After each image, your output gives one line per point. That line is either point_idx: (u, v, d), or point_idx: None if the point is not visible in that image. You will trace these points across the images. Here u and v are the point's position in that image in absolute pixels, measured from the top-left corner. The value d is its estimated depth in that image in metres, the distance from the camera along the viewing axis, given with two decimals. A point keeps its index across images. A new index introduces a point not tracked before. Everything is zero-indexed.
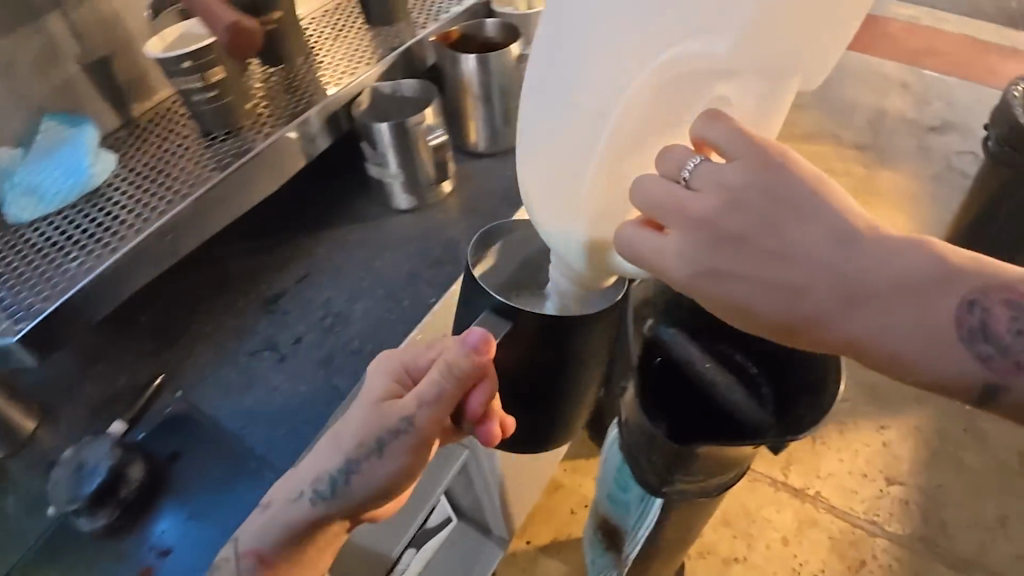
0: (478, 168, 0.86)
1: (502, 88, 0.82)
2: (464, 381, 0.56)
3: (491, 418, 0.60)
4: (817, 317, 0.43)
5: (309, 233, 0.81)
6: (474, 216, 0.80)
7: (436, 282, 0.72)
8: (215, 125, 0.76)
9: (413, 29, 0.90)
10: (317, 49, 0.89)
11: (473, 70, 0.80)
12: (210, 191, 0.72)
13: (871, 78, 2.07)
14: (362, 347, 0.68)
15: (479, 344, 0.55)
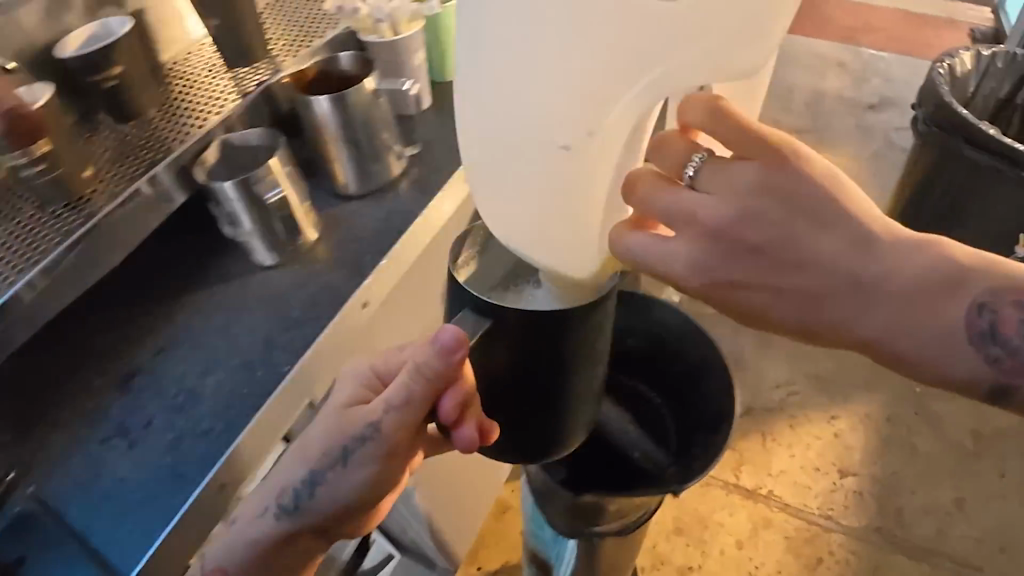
0: (350, 211, 0.81)
1: (363, 125, 0.77)
2: (432, 380, 0.60)
3: (470, 420, 0.63)
4: (841, 321, 0.51)
5: (172, 298, 0.76)
6: (341, 267, 0.76)
7: (291, 348, 0.69)
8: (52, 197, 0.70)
9: (270, 70, 0.85)
10: (171, 99, 0.84)
11: (327, 110, 0.75)
12: (45, 273, 0.66)
13: (806, 60, 2.04)
14: (212, 428, 0.66)
15: (450, 341, 0.56)
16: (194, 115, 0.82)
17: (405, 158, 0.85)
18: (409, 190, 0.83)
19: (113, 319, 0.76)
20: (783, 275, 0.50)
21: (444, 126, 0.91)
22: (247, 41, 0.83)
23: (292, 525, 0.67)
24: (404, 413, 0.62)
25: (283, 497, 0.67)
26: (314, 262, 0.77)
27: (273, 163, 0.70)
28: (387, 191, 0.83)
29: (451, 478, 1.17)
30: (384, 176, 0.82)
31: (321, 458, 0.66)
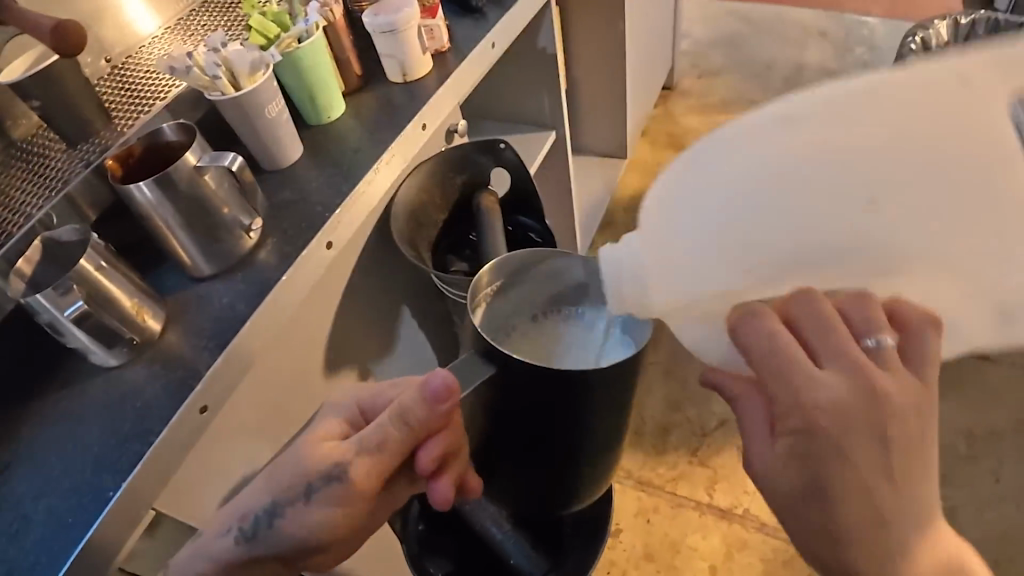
0: (200, 294, 0.73)
1: (197, 206, 0.70)
2: (420, 428, 0.56)
3: (453, 471, 0.62)
4: (862, 536, 0.45)
5: (17, 406, 0.69)
6: (177, 366, 0.68)
7: (121, 467, 0.62)
8: None
9: (113, 140, 0.77)
10: (10, 185, 0.77)
11: (146, 196, 0.68)
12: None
13: (775, 40, 2.06)
14: (39, 561, 0.58)
15: (446, 385, 0.54)
16: (29, 197, 0.75)
17: (259, 229, 0.75)
18: (270, 258, 0.74)
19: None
20: (866, 440, 0.45)
21: (316, 177, 0.81)
22: (77, 114, 0.76)
23: (252, 556, 0.59)
24: (386, 459, 0.57)
25: (245, 522, 0.59)
26: (159, 356, 0.69)
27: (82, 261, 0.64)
28: (246, 263, 0.74)
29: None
30: (237, 251, 0.73)
31: (291, 491, 0.58)
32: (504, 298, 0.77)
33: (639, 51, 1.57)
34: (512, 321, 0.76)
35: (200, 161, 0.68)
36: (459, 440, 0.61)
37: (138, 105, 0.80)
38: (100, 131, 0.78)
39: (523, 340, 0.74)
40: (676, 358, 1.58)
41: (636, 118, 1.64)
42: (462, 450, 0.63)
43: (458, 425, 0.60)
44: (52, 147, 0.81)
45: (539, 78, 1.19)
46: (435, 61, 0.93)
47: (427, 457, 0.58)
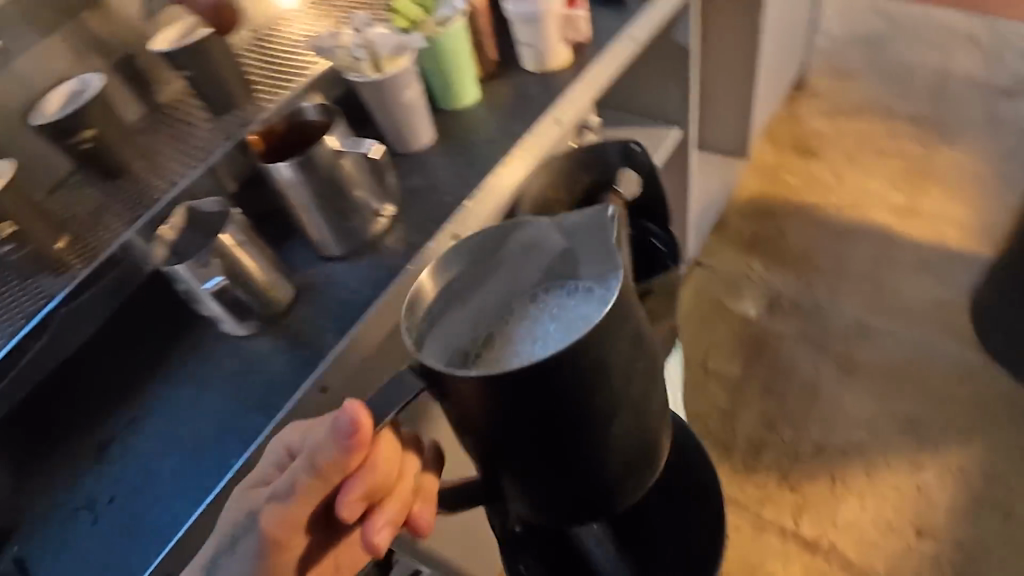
0: (328, 274, 0.73)
1: (331, 188, 0.69)
2: (328, 471, 0.45)
3: (392, 509, 0.48)
4: None
5: (153, 362, 0.72)
6: (302, 343, 0.68)
7: (246, 436, 0.64)
8: (41, 269, 0.73)
9: (255, 113, 0.78)
10: (158, 151, 0.80)
11: (288, 174, 0.67)
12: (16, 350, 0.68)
13: (926, 44, 1.90)
14: (164, 517, 0.61)
15: (350, 427, 0.43)
16: (175, 165, 0.77)
17: (389, 215, 0.75)
18: (395, 245, 0.73)
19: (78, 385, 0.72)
20: None
21: (444, 165, 0.80)
22: (222, 86, 0.78)
23: None
24: (302, 511, 0.47)
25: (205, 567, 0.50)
26: (286, 332, 0.70)
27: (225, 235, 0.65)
28: (372, 248, 0.73)
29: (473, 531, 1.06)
30: (365, 235, 0.73)
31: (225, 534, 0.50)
32: (471, 297, 0.55)
33: (773, 49, 1.48)
34: (476, 319, 0.55)
35: (338, 146, 0.67)
36: (392, 479, 0.48)
37: (280, 80, 0.81)
38: (244, 103, 0.79)
39: (497, 345, 0.52)
40: (776, 372, 1.43)
41: (761, 119, 1.57)
42: (404, 483, 0.49)
43: (393, 459, 0.47)
44: (193, 114, 0.82)
45: (671, 75, 1.13)
46: (573, 53, 0.90)
47: (347, 506, 0.46)
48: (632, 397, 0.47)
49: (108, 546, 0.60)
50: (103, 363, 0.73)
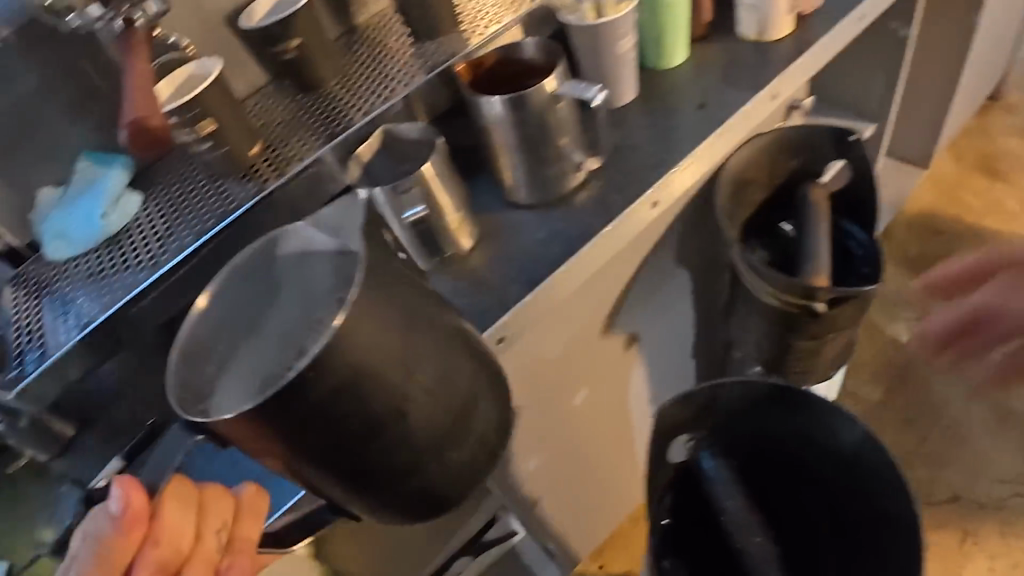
0: (514, 221, 0.69)
1: (538, 135, 0.64)
2: (108, 555, 0.43)
3: (195, 571, 0.45)
4: None
5: None
6: (481, 290, 0.64)
7: None
8: (228, 173, 0.70)
9: (460, 43, 0.74)
10: (355, 69, 0.77)
11: (498, 111, 0.63)
12: (197, 247, 0.66)
13: None
14: None
15: (121, 505, 0.43)
16: (371, 87, 0.74)
17: (588, 169, 0.69)
18: (586, 204, 0.69)
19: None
20: None
21: (644, 128, 0.74)
22: (429, 10, 0.74)
23: None
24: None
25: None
26: (463, 274, 0.66)
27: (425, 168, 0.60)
28: (560, 204, 0.69)
29: (591, 509, 1.02)
30: (557, 188, 0.68)
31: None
32: (267, 331, 0.47)
33: (982, 53, 1.33)
34: (270, 346, 0.46)
35: (557, 91, 0.62)
36: (184, 540, 0.46)
37: (489, 12, 0.77)
38: (448, 31, 0.76)
39: (285, 350, 0.44)
40: (919, 405, 1.31)
41: (951, 128, 1.42)
42: (206, 540, 0.47)
43: (182, 518, 0.46)
44: (393, 35, 0.79)
45: (881, 65, 1.02)
46: (796, 24, 0.81)
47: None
48: (421, 387, 0.43)
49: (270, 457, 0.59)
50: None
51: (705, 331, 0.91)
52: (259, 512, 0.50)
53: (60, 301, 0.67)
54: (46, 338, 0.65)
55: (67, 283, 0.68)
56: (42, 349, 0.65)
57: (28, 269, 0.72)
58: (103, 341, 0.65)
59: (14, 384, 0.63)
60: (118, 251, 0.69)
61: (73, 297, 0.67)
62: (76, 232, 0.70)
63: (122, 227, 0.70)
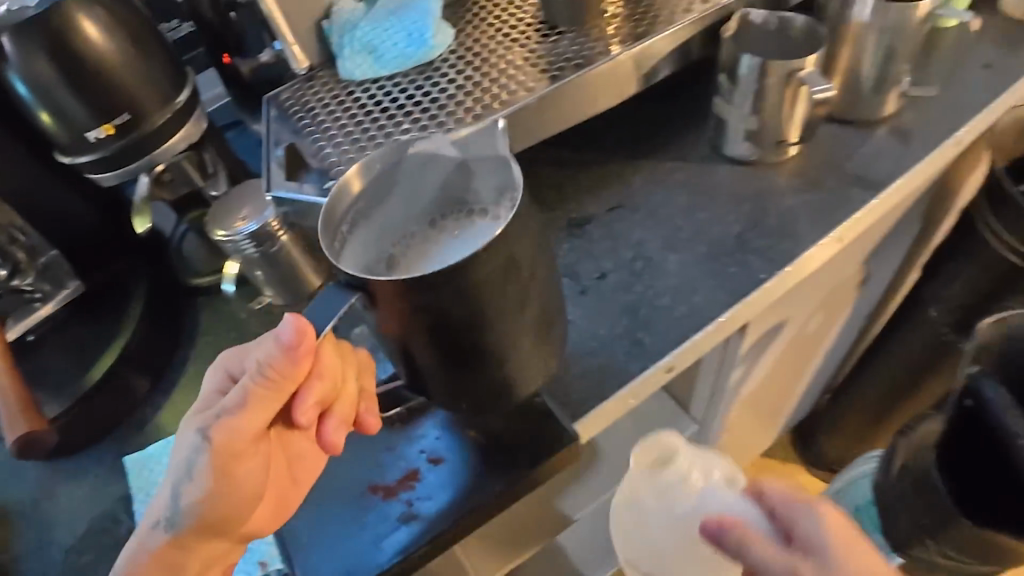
0: (831, 134, 0.65)
1: (890, 49, 0.60)
2: (288, 380, 0.37)
3: (343, 408, 0.42)
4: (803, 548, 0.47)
5: (624, 158, 0.65)
6: (818, 191, 0.61)
7: (769, 257, 0.56)
8: (563, 19, 0.62)
9: None
10: None
11: (866, 16, 0.58)
12: (557, 90, 0.58)
13: None
14: (673, 307, 0.54)
15: (295, 338, 0.36)
16: None
17: (908, 99, 0.67)
18: (887, 138, 0.64)
19: (589, 150, 0.66)
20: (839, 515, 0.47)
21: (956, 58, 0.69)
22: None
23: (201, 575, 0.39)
24: (256, 426, 0.38)
25: (169, 507, 0.38)
26: (789, 175, 0.62)
27: (811, 60, 0.55)
28: (865, 128, 0.65)
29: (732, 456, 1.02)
30: (874, 111, 0.65)
31: (178, 465, 0.38)
32: (377, 212, 0.42)
33: None
34: (400, 231, 0.43)
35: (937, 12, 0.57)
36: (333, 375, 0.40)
37: None
38: None
39: (417, 258, 0.42)
40: None
41: None
42: (349, 385, 0.42)
43: (334, 366, 0.40)
44: None
45: None
46: None
47: (304, 411, 0.39)
48: (526, 289, 0.38)
49: (614, 318, 0.54)
50: (609, 136, 0.66)
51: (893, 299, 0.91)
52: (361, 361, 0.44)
53: (354, 127, 0.56)
54: None
55: (379, 108, 0.58)
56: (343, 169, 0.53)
57: (307, 89, 0.60)
58: None
59: (311, 192, 0.53)
60: (443, 83, 0.59)
61: (394, 122, 0.57)
62: (388, 50, 0.59)
63: (440, 60, 0.61)
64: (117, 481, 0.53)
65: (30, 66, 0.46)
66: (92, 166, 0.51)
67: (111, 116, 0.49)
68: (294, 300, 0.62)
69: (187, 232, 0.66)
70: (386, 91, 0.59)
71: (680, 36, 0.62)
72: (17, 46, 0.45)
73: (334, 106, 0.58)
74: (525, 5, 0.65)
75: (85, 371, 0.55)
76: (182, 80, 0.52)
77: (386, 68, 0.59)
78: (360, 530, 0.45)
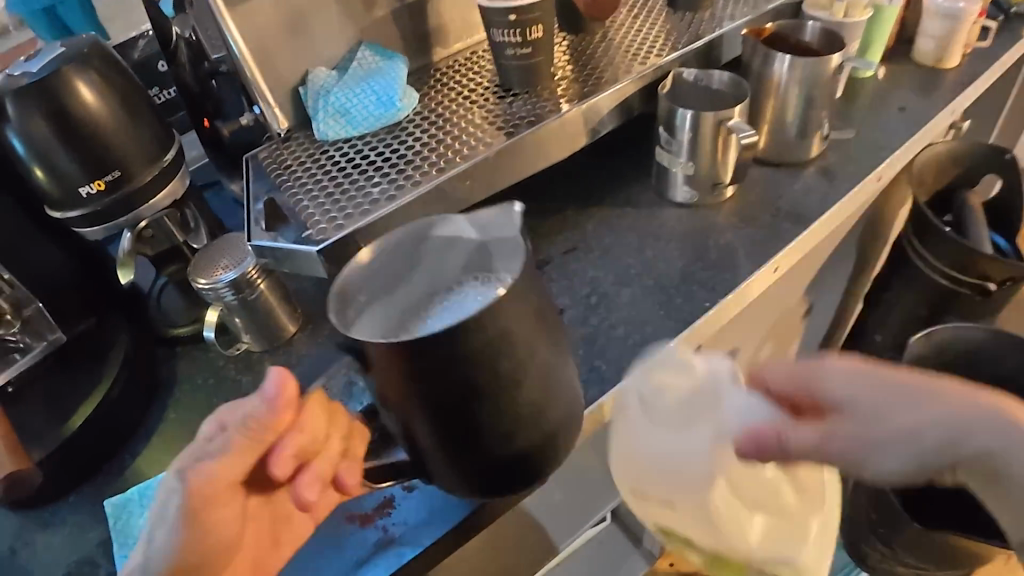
0: (765, 176, 0.71)
1: (808, 99, 0.67)
2: (263, 432, 0.41)
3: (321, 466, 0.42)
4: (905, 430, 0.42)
5: (577, 206, 0.71)
6: (753, 226, 0.66)
7: (714, 288, 0.61)
8: (517, 82, 0.69)
9: (722, 17, 0.73)
10: (623, 22, 0.76)
11: (782, 71, 0.65)
12: (512, 143, 0.64)
13: None
14: (627, 337, 0.58)
15: (272, 390, 0.40)
16: (648, 43, 0.72)
17: (829, 140, 0.73)
18: (815, 177, 0.71)
19: (545, 198, 0.72)
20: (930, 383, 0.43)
21: (874, 106, 0.77)
22: None
23: None
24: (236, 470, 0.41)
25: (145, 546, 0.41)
26: (730, 214, 0.68)
27: (737, 110, 0.62)
28: (796, 169, 0.72)
29: None
30: (804, 153, 0.71)
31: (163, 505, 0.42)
32: (394, 288, 0.45)
33: None
34: (419, 300, 0.46)
35: (843, 65, 0.65)
36: (317, 433, 0.41)
37: None
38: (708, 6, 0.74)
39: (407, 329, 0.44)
40: None
41: None
42: (332, 443, 0.42)
43: (315, 423, 0.42)
44: None
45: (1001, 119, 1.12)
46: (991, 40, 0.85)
47: (280, 462, 0.41)
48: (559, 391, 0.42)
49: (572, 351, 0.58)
50: (563, 186, 0.72)
51: (840, 330, 0.97)
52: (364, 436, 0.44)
53: (327, 184, 0.61)
54: (349, 209, 0.59)
55: (350, 166, 0.63)
56: (319, 224, 0.58)
57: (283, 151, 0.65)
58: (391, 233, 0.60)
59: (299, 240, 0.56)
60: (408, 141, 0.65)
61: (365, 178, 0.61)
62: (359, 113, 0.65)
63: (406, 122, 0.66)
64: (97, 526, 0.55)
65: (26, 125, 0.51)
66: (80, 221, 0.56)
67: (103, 173, 0.54)
68: (266, 346, 0.65)
69: (166, 286, 0.68)
70: (357, 150, 0.64)
71: (622, 94, 0.69)
72: (16, 107, 0.50)
73: (309, 165, 0.63)
74: (481, 71, 0.72)
75: (66, 418, 0.56)
76: (169, 142, 0.59)
77: (357, 129, 0.65)
78: (340, 556, 0.48)
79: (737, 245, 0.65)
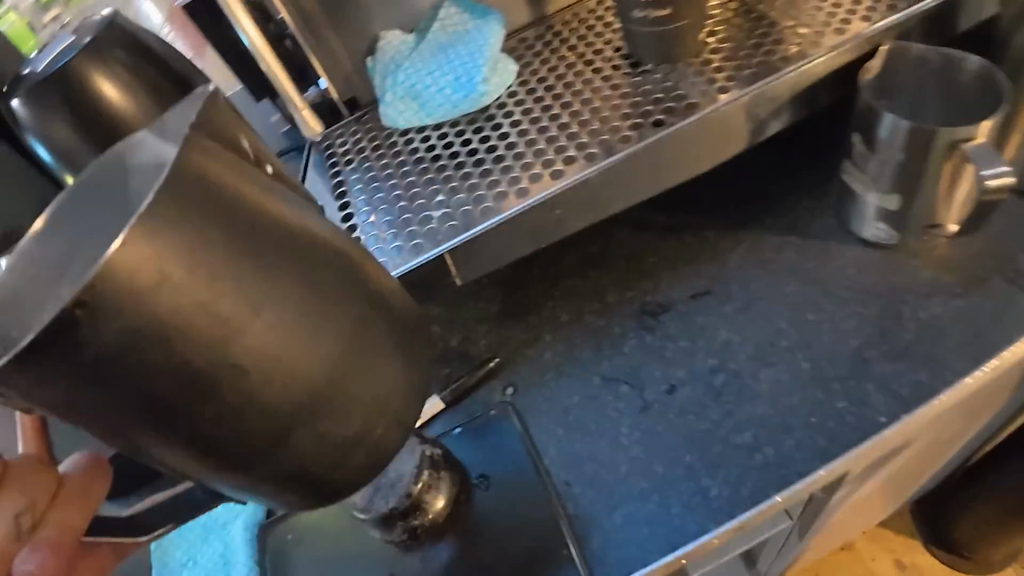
0: (1005, 211, 0.49)
1: None
2: None
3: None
4: None
5: (718, 229, 0.53)
6: (974, 293, 0.46)
7: (896, 390, 0.43)
8: (651, 55, 0.50)
9: None
10: None
11: None
12: (628, 156, 0.46)
13: None
14: (755, 447, 0.43)
15: None
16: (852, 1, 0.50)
17: None
18: None
19: (678, 212, 0.54)
20: None
21: None
22: None
23: None
24: None
25: None
26: (941, 267, 0.48)
27: (984, 129, 0.41)
28: None
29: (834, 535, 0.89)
30: None
31: None
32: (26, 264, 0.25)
33: None
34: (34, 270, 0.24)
35: None
36: None
37: None
38: None
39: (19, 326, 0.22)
40: None
41: None
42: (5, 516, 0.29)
43: None
44: None
45: None
46: None
47: None
48: None
49: (675, 454, 0.44)
50: (704, 198, 0.54)
51: None
52: (96, 491, 0.31)
53: (383, 195, 0.49)
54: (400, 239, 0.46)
55: (416, 168, 0.50)
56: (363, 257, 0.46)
57: (348, 138, 0.53)
58: (456, 272, 0.47)
59: None
60: (492, 137, 0.50)
61: (437, 188, 0.48)
62: (433, 97, 0.52)
63: (494, 107, 0.51)
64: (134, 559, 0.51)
65: (45, 127, 0.43)
66: None
67: None
68: None
69: None
70: (430, 143, 0.51)
71: (801, 81, 0.48)
72: (32, 107, 0.42)
73: (371, 162, 0.51)
74: (605, 31, 0.54)
75: None
76: None
77: (431, 117, 0.51)
78: None
79: (943, 323, 0.45)
